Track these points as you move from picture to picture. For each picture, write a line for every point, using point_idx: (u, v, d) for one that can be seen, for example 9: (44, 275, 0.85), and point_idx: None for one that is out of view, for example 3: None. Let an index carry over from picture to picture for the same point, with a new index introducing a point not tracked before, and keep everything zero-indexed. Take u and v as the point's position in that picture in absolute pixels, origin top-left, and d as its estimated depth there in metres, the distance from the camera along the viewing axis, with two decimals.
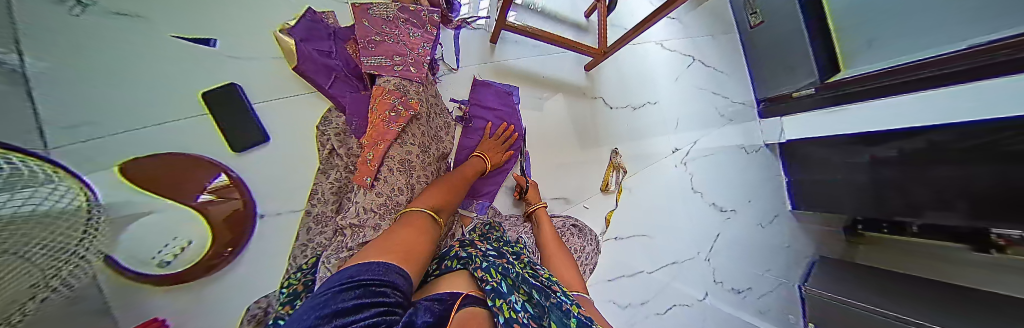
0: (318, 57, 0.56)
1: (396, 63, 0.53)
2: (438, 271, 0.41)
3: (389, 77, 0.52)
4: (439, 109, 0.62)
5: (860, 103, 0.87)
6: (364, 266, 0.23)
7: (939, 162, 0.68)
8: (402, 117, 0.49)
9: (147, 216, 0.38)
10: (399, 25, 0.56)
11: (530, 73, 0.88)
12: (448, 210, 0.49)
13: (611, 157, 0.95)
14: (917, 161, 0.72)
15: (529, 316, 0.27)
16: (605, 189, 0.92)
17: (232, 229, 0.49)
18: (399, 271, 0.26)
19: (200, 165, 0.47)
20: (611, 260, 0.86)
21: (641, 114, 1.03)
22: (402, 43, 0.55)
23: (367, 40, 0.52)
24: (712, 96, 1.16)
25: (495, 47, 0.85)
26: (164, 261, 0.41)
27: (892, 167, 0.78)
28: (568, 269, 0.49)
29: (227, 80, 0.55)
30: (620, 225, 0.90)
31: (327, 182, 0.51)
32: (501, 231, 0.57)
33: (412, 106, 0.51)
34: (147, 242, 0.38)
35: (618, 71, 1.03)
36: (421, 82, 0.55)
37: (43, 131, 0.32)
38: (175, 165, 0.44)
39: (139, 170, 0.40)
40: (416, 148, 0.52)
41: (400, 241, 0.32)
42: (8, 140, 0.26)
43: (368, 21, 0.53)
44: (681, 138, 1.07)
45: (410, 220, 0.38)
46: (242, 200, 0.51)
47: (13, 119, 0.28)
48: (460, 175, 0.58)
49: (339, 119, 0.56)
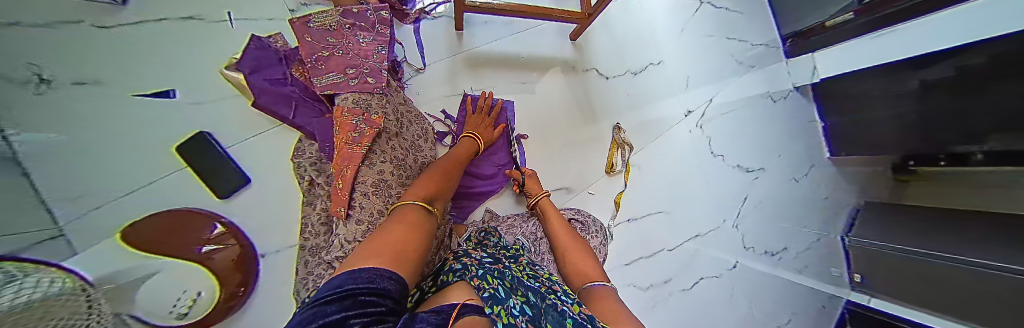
0: (270, 87, 0.53)
1: (352, 77, 0.48)
2: (435, 287, 0.39)
3: (346, 94, 0.47)
4: (412, 116, 0.58)
5: (890, 29, 0.73)
6: (351, 274, 0.20)
7: (994, 82, 0.54)
8: (367, 136, 0.45)
9: (155, 276, 0.40)
10: (345, 33, 0.50)
11: (506, 56, 0.80)
12: (441, 199, 0.46)
13: (614, 134, 0.87)
14: (965, 87, 0.59)
15: (527, 319, 0.26)
16: (611, 170, 0.85)
17: (239, 269, 0.51)
18: (389, 275, 0.23)
19: (194, 218, 0.48)
20: (625, 243, 0.82)
21: (644, 79, 0.92)
22: (354, 53, 0.50)
23: (314, 58, 0.47)
24: (726, 43, 1.02)
25: (463, 34, 0.77)
26: (182, 313, 0.42)
27: (942, 95, 0.64)
28: (582, 259, 0.50)
29: (198, 129, 0.54)
30: (632, 206, 0.85)
31: (314, 214, 0.50)
32: (499, 236, 0.54)
33: (377, 122, 0.47)
34: (163, 298, 0.40)
35: (608, 36, 0.91)
36: (383, 92, 0.51)
37: (50, 212, 0.33)
38: (172, 223, 0.45)
39: (139, 235, 0.41)
40: (391, 166, 0.47)
41: (390, 239, 0.29)
42: (21, 218, 0.28)
43: (311, 35, 0.47)
44: (694, 99, 0.96)
45: (402, 216, 0.35)
46: (240, 245, 0.52)
47: (21, 207, 0.29)
48: (450, 160, 0.54)
49: (312, 147, 0.53)
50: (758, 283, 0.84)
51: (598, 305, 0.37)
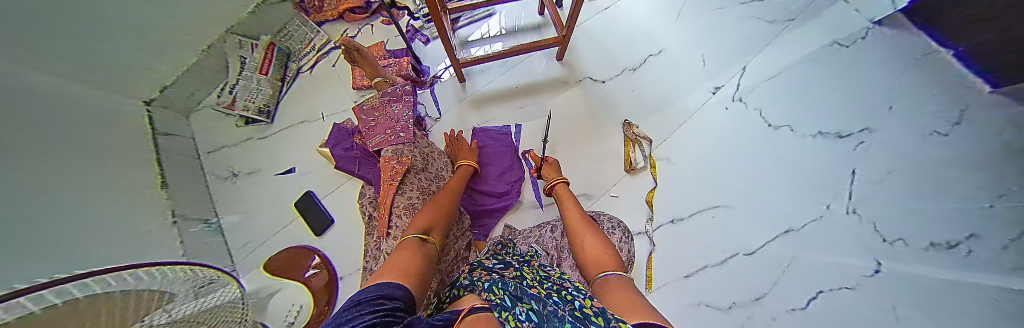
0: (341, 153, 0.76)
1: (389, 134, 0.66)
2: (451, 295, 0.43)
3: (387, 147, 0.64)
4: (436, 154, 0.71)
5: None
6: (373, 287, 0.29)
7: None
8: (399, 174, 0.58)
9: (279, 292, 0.60)
10: (385, 105, 0.70)
11: (506, 89, 0.93)
12: (441, 224, 0.52)
13: (626, 131, 0.84)
14: None
15: (532, 324, 0.30)
16: (631, 168, 0.80)
17: (325, 292, 0.65)
18: (400, 285, 0.31)
19: (306, 252, 0.70)
20: (670, 253, 0.68)
21: (647, 71, 0.91)
22: (392, 118, 0.68)
23: (367, 128, 0.69)
24: (743, 8, 0.94)
25: (467, 83, 0.94)
26: (290, 321, 0.56)
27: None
28: (601, 251, 0.48)
29: (304, 188, 0.78)
30: (670, 204, 0.74)
31: (371, 240, 0.63)
32: (513, 246, 0.57)
33: (406, 162, 0.60)
34: (282, 306, 0.57)
35: (600, 44, 0.96)
36: (411, 141, 0.65)
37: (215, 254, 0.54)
38: (293, 256, 0.68)
39: (275, 263, 0.66)
40: (417, 194, 0.59)
41: (393, 264, 0.37)
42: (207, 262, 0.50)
43: (366, 113, 0.70)
44: (717, 75, 0.87)
45: (404, 248, 0.42)
46: (326, 270, 0.68)
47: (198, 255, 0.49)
48: (450, 189, 0.61)
49: (369, 190, 0.71)
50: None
51: (614, 297, 0.36)
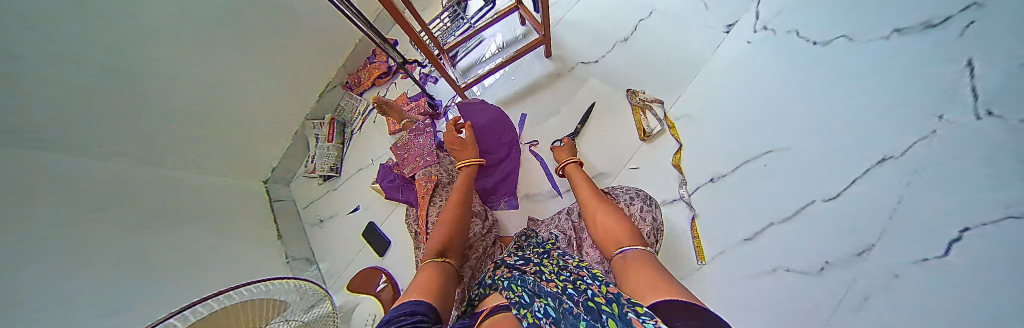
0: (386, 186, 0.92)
1: (418, 160, 0.79)
2: (480, 292, 0.47)
3: (417, 172, 0.77)
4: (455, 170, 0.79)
5: None
6: (400, 307, 0.32)
7: None
8: (429, 188, 0.70)
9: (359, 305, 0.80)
10: (411, 139, 0.85)
11: (507, 98, 1.01)
12: (455, 239, 0.53)
13: (632, 100, 0.82)
14: None
15: (550, 320, 0.27)
16: (646, 137, 0.75)
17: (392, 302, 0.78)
18: (422, 302, 0.34)
19: (374, 271, 0.86)
20: (719, 214, 0.59)
21: (641, 36, 0.88)
22: (418, 147, 0.82)
23: (401, 159, 0.84)
24: None
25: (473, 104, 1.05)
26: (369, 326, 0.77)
27: None
28: (618, 230, 0.45)
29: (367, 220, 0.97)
30: (703, 161, 0.66)
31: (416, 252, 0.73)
32: (535, 236, 0.60)
33: (433, 179, 0.71)
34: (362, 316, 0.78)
35: (587, 29, 0.98)
36: (434, 162, 0.76)
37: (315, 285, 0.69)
38: (366, 275, 0.86)
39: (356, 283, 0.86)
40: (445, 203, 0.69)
41: (418, 287, 0.39)
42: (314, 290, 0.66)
43: (399, 148, 0.86)
44: (725, 13, 0.79)
45: (426, 271, 0.44)
46: (391, 283, 0.82)
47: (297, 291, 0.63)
48: (455, 200, 0.59)
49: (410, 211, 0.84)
50: (970, 277, 0.29)
51: (634, 282, 0.32)
